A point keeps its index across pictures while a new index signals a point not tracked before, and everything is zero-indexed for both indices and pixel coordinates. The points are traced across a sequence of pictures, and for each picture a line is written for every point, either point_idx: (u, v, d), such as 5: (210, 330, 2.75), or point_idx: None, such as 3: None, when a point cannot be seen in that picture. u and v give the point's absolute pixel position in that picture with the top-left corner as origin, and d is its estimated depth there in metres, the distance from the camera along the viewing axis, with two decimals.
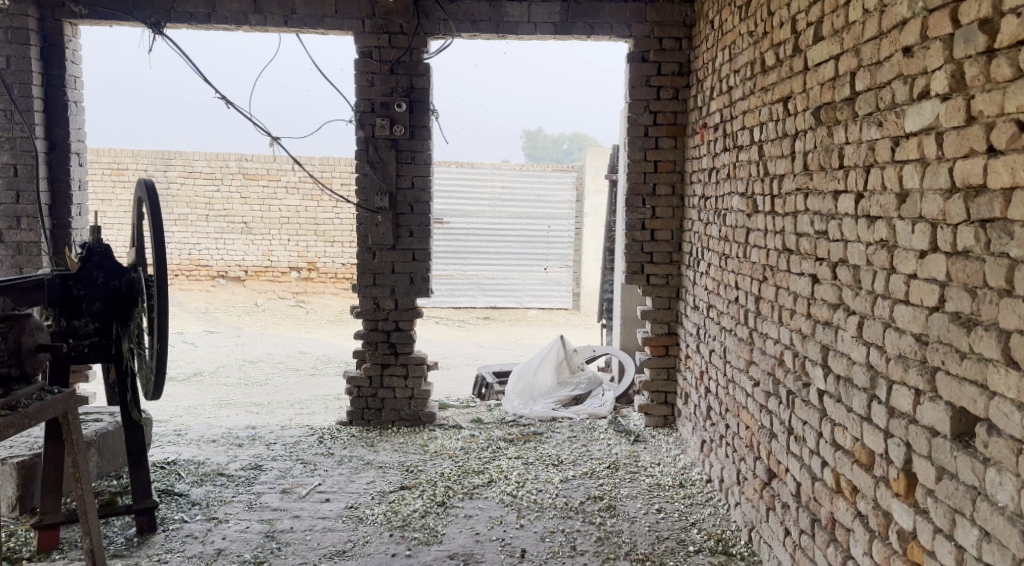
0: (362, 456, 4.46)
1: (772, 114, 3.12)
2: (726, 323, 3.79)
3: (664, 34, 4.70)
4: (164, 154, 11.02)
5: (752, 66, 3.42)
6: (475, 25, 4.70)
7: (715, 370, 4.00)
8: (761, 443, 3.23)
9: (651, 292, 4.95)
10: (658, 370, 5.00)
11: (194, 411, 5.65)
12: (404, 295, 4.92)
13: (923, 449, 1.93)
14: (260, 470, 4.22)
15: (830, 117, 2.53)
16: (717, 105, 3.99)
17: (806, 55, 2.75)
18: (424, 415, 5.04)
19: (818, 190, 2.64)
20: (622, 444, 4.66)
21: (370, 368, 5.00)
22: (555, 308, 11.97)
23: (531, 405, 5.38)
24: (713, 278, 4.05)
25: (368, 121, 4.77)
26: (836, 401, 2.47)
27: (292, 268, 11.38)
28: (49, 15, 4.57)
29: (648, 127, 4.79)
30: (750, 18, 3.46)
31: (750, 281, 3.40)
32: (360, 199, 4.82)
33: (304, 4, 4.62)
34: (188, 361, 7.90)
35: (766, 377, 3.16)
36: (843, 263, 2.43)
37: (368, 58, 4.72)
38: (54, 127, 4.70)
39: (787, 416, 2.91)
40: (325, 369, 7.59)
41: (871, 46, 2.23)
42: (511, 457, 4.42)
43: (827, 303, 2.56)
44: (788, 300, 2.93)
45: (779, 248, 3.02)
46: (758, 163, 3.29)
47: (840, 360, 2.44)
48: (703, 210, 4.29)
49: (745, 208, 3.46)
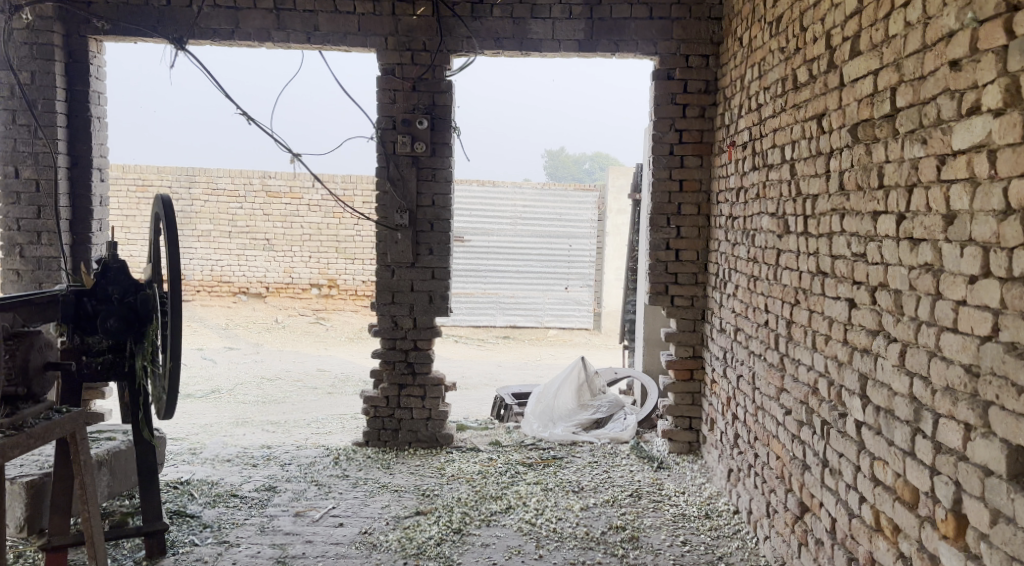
0: (377, 479, 4.36)
1: (805, 131, 3.01)
2: (755, 348, 3.65)
3: (690, 51, 4.62)
4: (189, 170, 11.14)
5: (783, 82, 3.32)
6: (498, 42, 4.66)
7: (743, 396, 3.85)
8: (793, 475, 3.08)
9: (676, 314, 4.82)
10: (682, 395, 4.85)
11: (211, 429, 5.60)
12: (422, 314, 4.84)
13: (974, 490, 1.78)
14: (274, 492, 4.14)
15: (869, 135, 2.42)
16: (746, 123, 3.89)
17: (842, 71, 2.64)
18: (442, 437, 4.94)
19: (855, 211, 2.52)
20: (644, 471, 4.52)
21: (387, 388, 4.91)
22: (576, 329, 11.83)
23: (551, 428, 5.26)
24: (741, 301, 3.92)
25: (389, 138, 4.73)
26: (876, 434, 2.32)
27: (313, 285, 11.39)
28: (75, 32, 4.61)
29: (673, 146, 4.69)
30: (781, 33, 3.36)
31: (781, 304, 3.26)
32: (380, 216, 4.77)
33: (328, 21, 4.62)
34: (208, 378, 7.89)
35: (798, 405, 3.02)
36: (883, 288, 2.30)
37: (390, 76, 4.69)
38: (76, 143, 4.73)
39: (822, 448, 2.76)
40: (343, 388, 7.52)
41: (914, 59, 2.11)
42: (530, 483, 4.29)
43: (865, 329, 2.43)
44: (822, 324, 2.80)
45: (813, 271, 2.90)
46: (790, 182, 3.18)
47: (880, 390, 2.29)
48: (731, 230, 4.17)
49: (776, 229, 3.34)
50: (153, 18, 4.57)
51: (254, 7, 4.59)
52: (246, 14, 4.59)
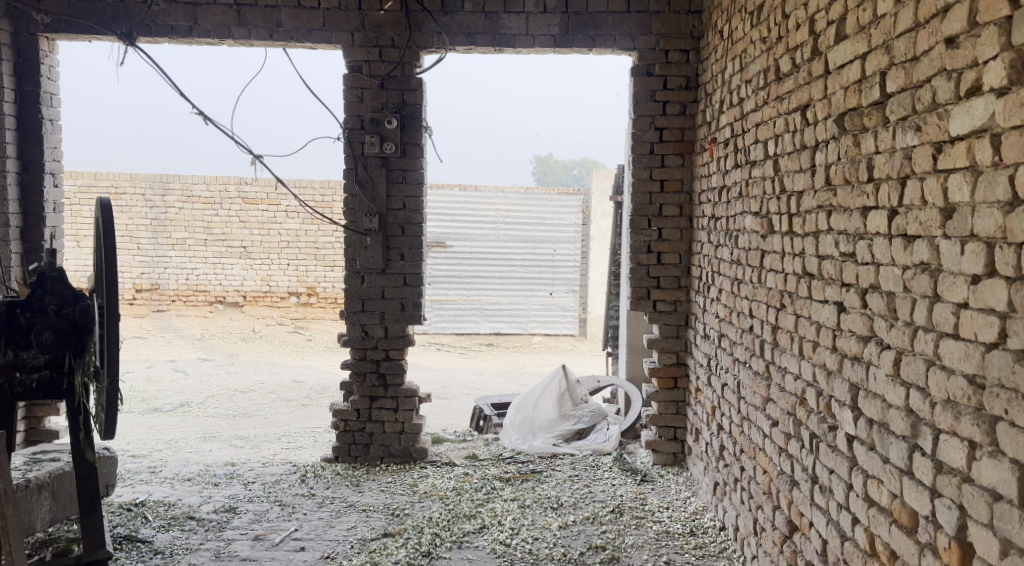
0: (345, 497, 4.12)
1: (788, 124, 2.83)
2: (739, 355, 3.45)
3: (670, 46, 4.44)
4: (163, 177, 10.87)
5: (765, 74, 3.14)
6: (470, 38, 4.46)
7: (728, 406, 3.66)
8: (780, 491, 2.88)
9: (658, 319, 4.62)
10: (667, 404, 4.65)
11: (175, 446, 5.35)
12: (394, 322, 4.62)
13: (981, 516, 1.57)
14: (234, 513, 3.90)
15: (857, 124, 2.23)
16: (728, 118, 3.70)
17: (826, 57, 2.46)
18: (415, 451, 4.71)
19: (842, 207, 2.33)
20: (627, 484, 4.31)
21: (357, 401, 4.68)
22: (561, 335, 11.63)
23: (531, 440, 5.03)
24: (725, 305, 3.73)
25: (357, 139, 4.52)
26: (871, 450, 2.12)
27: (292, 293, 11.13)
28: (23, 30, 4.38)
29: (653, 145, 4.51)
30: (762, 22, 3.19)
31: (766, 309, 3.07)
32: (348, 220, 4.55)
33: (291, 17, 4.41)
34: (178, 390, 7.63)
35: (785, 417, 2.83)
36: (874, 290, 2.11)
37: (357, 73, 4.49)
38: (27, 146, 4.49)
39: (811, 463, 2.57)
40: (318, 399, 7.28)
41: (905, 40, 1.93)
42: (506, 499, 4.07)
43: (856, 335, 2.24)
44: (809, 331, 2.61)
45: (799, 273, 2.70)
46: (773, 179, 2.99)
47: (874, 402, 2.10)
48: (713, 232, 3.98)
49: (759, 229, 3.15)
50: (106, 13, 4.34)
51: (213, 2, 4.38)
52: (205, 10, 4.38)
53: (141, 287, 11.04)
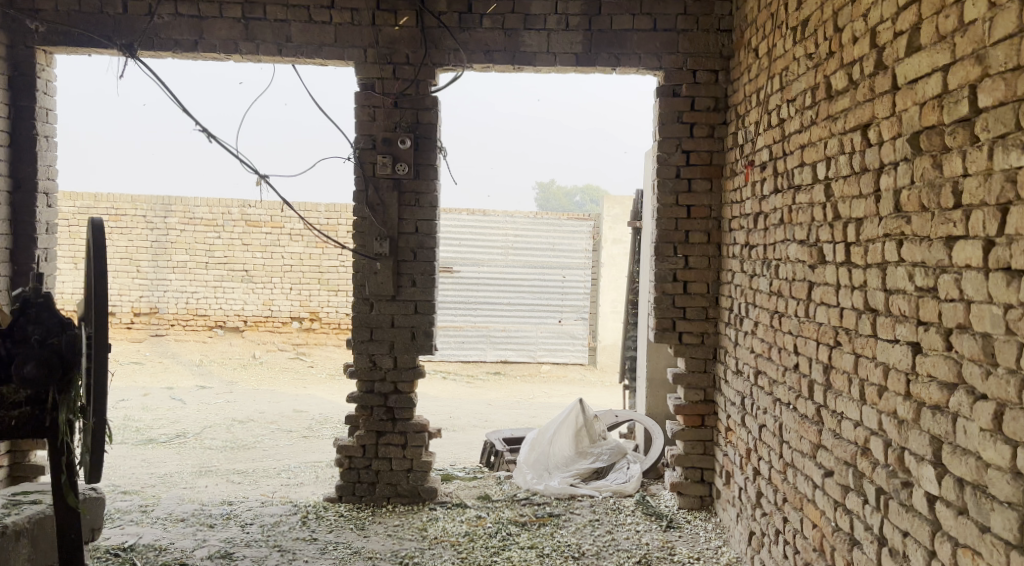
0: (350, 543, 3.82)
1: (844, 145, 2.60)
2: (781, 395, 3.19)
3: (698, 66, 4.24)
4: (165, 199, 10.69)
5: (812, 92, 2.92)
6: (488, 55, 4.26)
7: (767, 449, 3.38)
8: (835, 549, 2.60)
9: (684, 352, 4.36)
10: (693, 444, 4.37)
11: (169, 481, 5.06)
12: (404, 352, 4.36)
13: None
14: (229, 559, 3.59)
15: (936, 144, 2.00)
16: (765, 140, 3.48)
17: (894, 71, 2.24)
18: (424, 491, 4.41)
19: (917, 237, 2.09)
20: (652, 531, 4.01)
21: (363, 436, 4.40)
22: (570, 364, 11.32)
23: (546, 479, 4.73)
24: (762, 340, 3.48)
25: (369, 159, 4.29)
26: (962, 515, 1.85)
27: (294, 318, 10.86)
28: (20, 42, 4.17)
29: (680, 168, 4.28)
30: (809, 37, 2.97)
31: (816, 345, 2.82)
32: (358, 244, 4.31)
33: (300, 32, 4.22)
34: (174, 420, 7.33)
35: (843, 467, 2.55)
36: (963, 331, 1.86)
37: (370, 91, 4.28)
38: (20, 164, 4.26)
39: (878, 522, 2.29)
40: (320, 431, 6.98)
41: (1003, 48, 1.70)
42: (523, 547, 3.77)
43: (937, 380, 1.98)
44: (874, 373, 2.35)
45: (859, 307, 2.45)
46: (824, 205, 2.76)
47: (965, 459, 1.83)
48: (747, 260, 3.74)
49: (806, 259, 2.91)
50: (108, 26, 4.16)
51: (220, 16, 4.19)
52: (211, 23, 4.19)
53: (139, 310, 10.77)
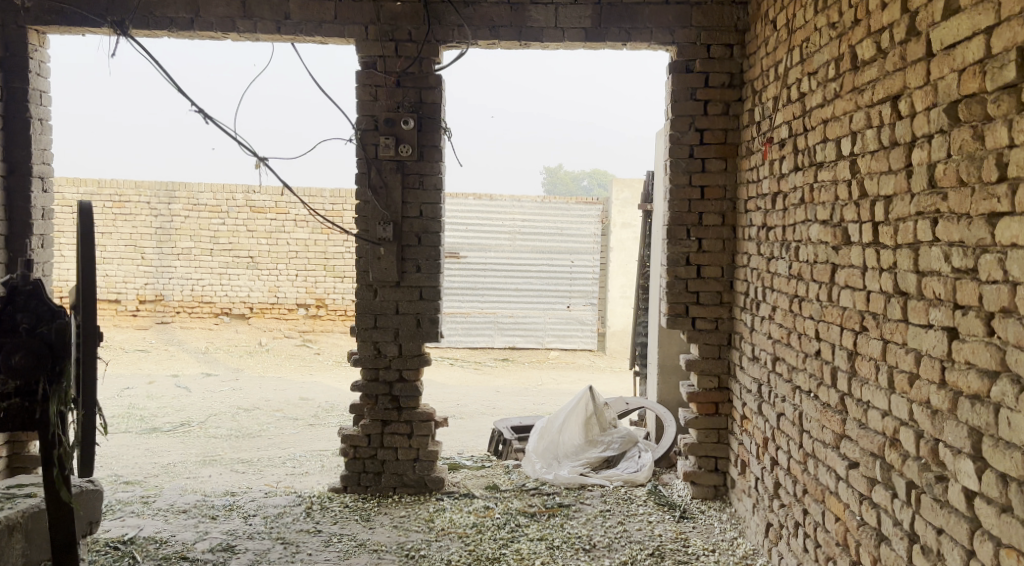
0: (355, 535, 3.73)
1: (871, 118, 2.45)
2: (801, 382, 3.05)
3: (712, 40, 4.07)
4: (169, 185, 10.59)
5: (835, 63, 2.76)
6: (494, 31, 4.10)
7: (785, 439, 3.25)
8: (861, 545, 2.48)
9: (697, 338, 4.22)
10: (707, 432, 4.24)
11: (172, 470, 4.99)
12: (409, 340, 4.24)
13: None
14: (231, 553, 3.50)
15: (977, 113, 1.85)
16: (784, 116, 3.32)
17: (929, 37, 2.08)
18: (431, 481, 4.31)
19: (955, 214, 1.94)
20: (665, 522, 3.90)
21: (368, 425, 4.29)
22: (579, 350, 11.20)
23: (556, 469, 4.62)
24: (780, 325, 3.34)
25: (371, 141, 4.16)
26: (1005, 513, 1.71)
27: (300, 305, 10.79)
28: (10, 22, 4.06)
29: (693, 147, 4.12)
30: (832, 5, 2.81)
31: (840, 330, 2.68)
32: (360, 228, 4.19)
33: (299, 8, 4.07)
34: (179, 408, 7.27)
35: (870, 459, 2.42)
36: (1007, 315, 1.72)
37: (371, 69, 4.13)
38: (13, 148, 4.15)
39: (909, 518, 2.16)
40: (326, 419, 6.90)
41: None
42: (532, 539, 3.67)
43: (977, 367, 1.84)
44: (904, 360, 2.21)
45: (889, 290, 2.31)
46: (849, 182, 2.61)
47: (1008, 453, 1.69)
48: (764, 242, 3.59)
49: (830, 239, 2.76)
50: (100, 5, 4.03)
51: None
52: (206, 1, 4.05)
53: (144, 298, 10.71)
